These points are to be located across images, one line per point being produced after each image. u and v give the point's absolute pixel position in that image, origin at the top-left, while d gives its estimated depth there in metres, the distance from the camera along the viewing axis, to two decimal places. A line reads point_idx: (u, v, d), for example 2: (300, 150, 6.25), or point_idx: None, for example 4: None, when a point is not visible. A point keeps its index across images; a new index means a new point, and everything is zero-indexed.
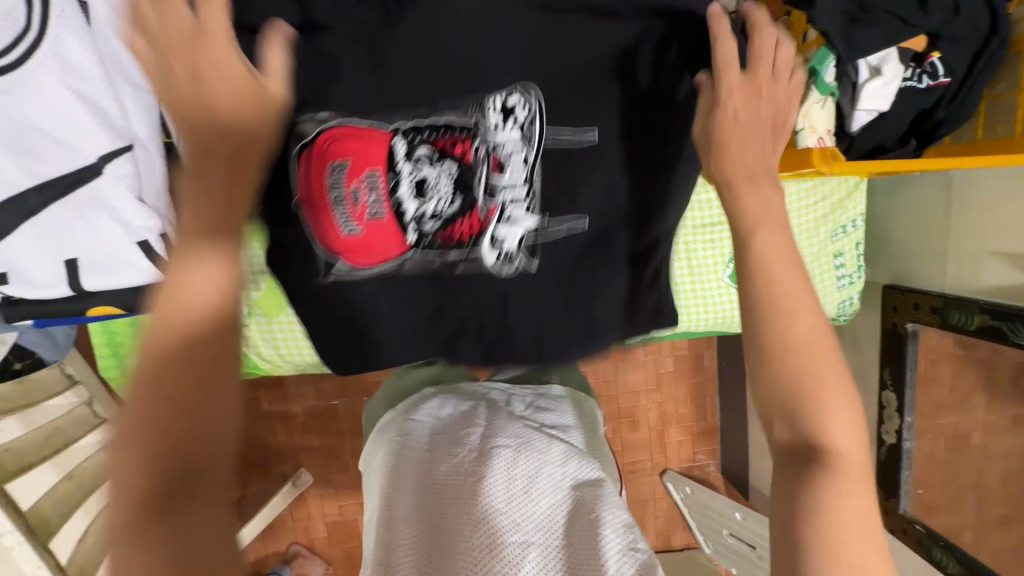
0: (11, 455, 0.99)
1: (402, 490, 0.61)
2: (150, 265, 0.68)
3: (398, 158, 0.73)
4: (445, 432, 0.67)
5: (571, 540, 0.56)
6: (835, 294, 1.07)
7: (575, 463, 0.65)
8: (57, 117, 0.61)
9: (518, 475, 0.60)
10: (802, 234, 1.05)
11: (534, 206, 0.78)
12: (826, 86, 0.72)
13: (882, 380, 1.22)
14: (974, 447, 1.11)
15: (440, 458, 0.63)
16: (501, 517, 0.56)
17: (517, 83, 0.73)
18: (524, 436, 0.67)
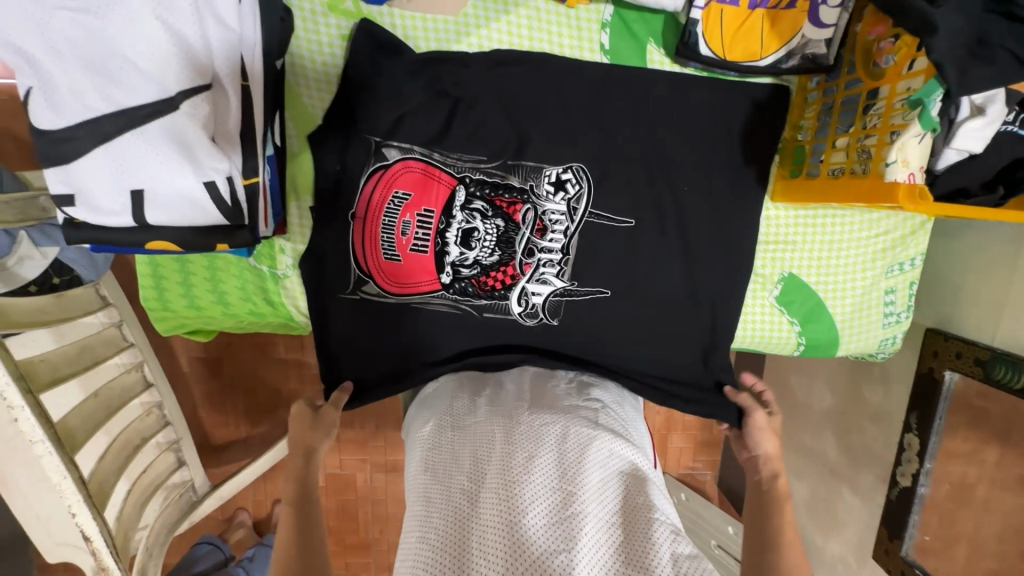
0: (46, 366, 0.98)
1: (460, 469, 0.69)
2: (216, 210, 0.69)
3: (454, 203, 0.92)
4: (496, 416, 0.76)
5: (622, 517, 0.63)
6: (878, 331, 1.04)
7: (616, 448, 0.72)
8: (145, 47, 0.62)
9: (565, 456, 0.68)
10: (854, 269, 1.02)
11: (567, 264, 0.95)
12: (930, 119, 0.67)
13: (907, 423, 1.21)
14: (974, 501, 1.10)
15: (493, 440, 0.71)
16: (553, 492, 0.63)
17: (574, 163, 0.93)
18: (569, 421, 0.74)
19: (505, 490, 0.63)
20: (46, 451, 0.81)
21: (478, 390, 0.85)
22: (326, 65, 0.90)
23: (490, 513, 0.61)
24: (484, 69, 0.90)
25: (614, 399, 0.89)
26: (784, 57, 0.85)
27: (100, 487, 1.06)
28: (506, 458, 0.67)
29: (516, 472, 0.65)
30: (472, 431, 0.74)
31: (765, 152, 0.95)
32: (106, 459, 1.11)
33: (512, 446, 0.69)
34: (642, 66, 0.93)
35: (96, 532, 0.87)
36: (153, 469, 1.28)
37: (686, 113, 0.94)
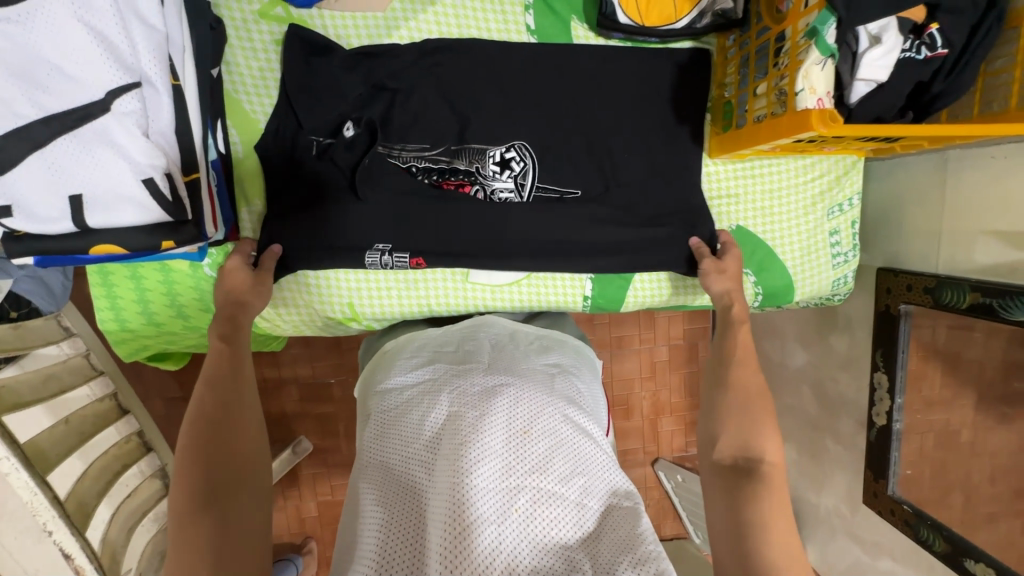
0: (7, 393, 1.02)
1: (413, 434, 0.71)
2: (157, 207, 0.69)
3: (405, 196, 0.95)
4: (451, 382, 0.77)
5: (561, 485, 0.66)
6: (830, 272, 1.08)
7: (566, 415, 0.74)
8: (70, 51, 0.63)
9: (513, 422, 0.69)
10: (797, 215, 1.06)
11: None
12: (826, 47, 0.72)
13: (875, 363, 1.25)
14: (960, 440, 1.12)
15: (446, 406, 0.72)
16: (497, 459, 0.65)
17: (515, 141, 0.97)
18: (522, 384, 0.76)
19: (452, 457, 0.65)
20: (12, 467, 0.90)
21: (433, 353, 0.87)
22: (263, 70, 0.92)
23: (438, 479, 0.64)
24: (415, 58, 0.93)
25: (570, 357, 0.91)
26: (697, 16, 0.90)
27: (79, 508, 1.06)
28: (458, 424, 0.69)
29: (465, 435, 0.67)
30: (426, 395, 0.75)
31: (696, 111, 1.00)
32: (81, 485, 1.09)
33: (462, 412, 0.71)
34: (569, 42, 0.97)
35: (77, 549, 0.99)
36: (137, 496, 1.24)
37: (616, 84, 0.98)
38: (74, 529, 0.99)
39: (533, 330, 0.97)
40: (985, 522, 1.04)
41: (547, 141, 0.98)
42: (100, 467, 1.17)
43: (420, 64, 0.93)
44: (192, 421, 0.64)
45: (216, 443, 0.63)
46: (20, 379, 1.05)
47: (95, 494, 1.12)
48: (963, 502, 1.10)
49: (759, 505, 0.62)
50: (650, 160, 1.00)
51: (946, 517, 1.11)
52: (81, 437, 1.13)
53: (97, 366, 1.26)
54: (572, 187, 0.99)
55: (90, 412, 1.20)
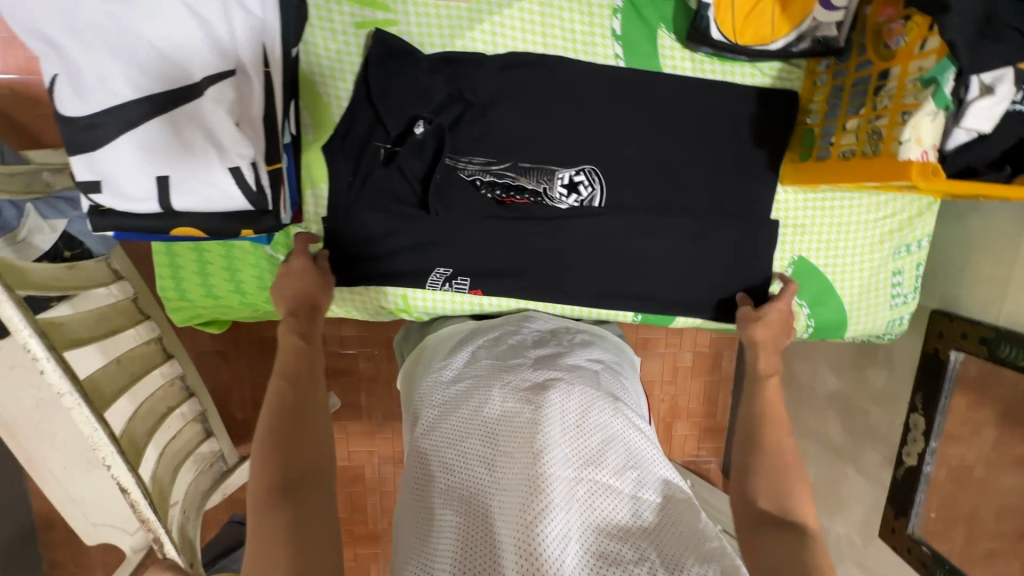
0: (65, 329, 1.06)
1: (470, 429, 0.72)
2: (240, 195, 0.69)
3: (468, 204, 0.96)
4: (502, 376, 0.78)
5: (617, 479, 0.66)
6: (886, 313, 1.06)
7: (615, 409, 0.74)
8: (169, 33, 0.62)
9: (567, 416, 0.70)
10: (863, 253, 1.04)
11: (580, 252, 1.00)
12: (942, 98, 0.69)
13: (913, 404, 1.24)
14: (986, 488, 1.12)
15: (500, 400, 0.73)
16: (557, 451, 0.66)
17: (583, 166, 0.97)
18: (571, 377, 0.77)
19: (512, 451, 0.67)
20: (75, 402, 0.95)
21: (482, 346, 0.88)
22: (340, 53, 0.90)
23: (502, 474, 0.65)
24: (496, 59, 0.92)
25: (612, 354, 0.92)
26: (796, 39, 0.85)
27: (131, 445, 1.11)
28: (514, 417, 0.70)
29: (524, 429, 0.68)
30: (478, 388, 0.77)
31: (775, 135, 0.97)
32: (134, 422, 1.16)
33: (516, 405, 0.72)
34: (653, 52, 0.93)
35: (132, 485, 1.01)
36: (181, 437, 1.34)
37: (696, 99, 0.95)
38: (130, 466, 1.01)
39: (574, 327, 0.97)
40: (981, 553, 1.10)
41: (617, 155, 0.97)
42: (147, 408, 1.23)
43: (500, 66, 0.92)
44: (263, 423, 0.67)
45: (287, 445, 0.65)
46: (78, 318, 1.10)
47: (143, 435, 1.16)
48: (981, 547, 1.11)
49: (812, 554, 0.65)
50: (719, 181, 0.99)
51: (954, 551, 1.15)
52: (133, 374, 1.20)
53: (144, 311, 1.31)
54: (636, 203, 0.99)
55: (138, 353, 1.26)
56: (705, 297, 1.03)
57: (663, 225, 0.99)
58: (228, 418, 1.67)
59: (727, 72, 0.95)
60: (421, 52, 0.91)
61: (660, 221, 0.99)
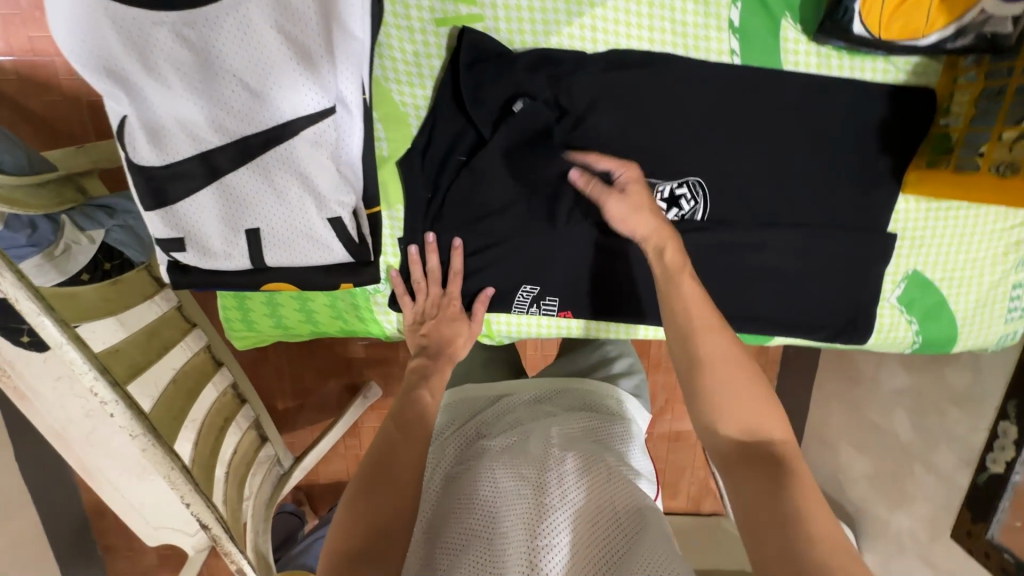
0: (121, 355, 0.97)
1: (473, 477, 0.64)
2: (340, 248, 0.60)
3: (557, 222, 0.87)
4: (507, 429, 0.71)
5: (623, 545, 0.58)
6: (1000, 326, 0.98)
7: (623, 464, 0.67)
8: (256, 65, 0.52)
9: (571, 499, 0.60)
10: (983, 266, 0.95)
11: None
12: None
13: (1003, 411, 1.20)
14: None
15: (503, 449, 0.67)
16: (565, 515, 0.58)
17: (687, 178, 0.87)
18: (581, 450, 0.66)
19: (513, 546, 0.56)
20: (147, 445, 0.88)
21: (484, 416, 0.75)
22: (418, 55, 0.79)
23: (506, 534, 0.57)
24: (596, 59, 0.80)
25: (633, 428, 0.79)
26: (953, 35, 0.74)
27: (203, 473, 1.06)
28: (520, 467, 0.63)
29: (533, 485, 0.61)
30: (481, 442, 0.69)
31: (904, 140, 0.86)
32: (200, 446, 1.09)
33: (517, 489, 0.61)
34: (774, 46, 0.81)
35: (212, 520, 0.97)
36: (240, 449, 1.28)
37: (816, 99, 0.85)
38: (207, 500, 0.97)
39: (587, 389, 0.83)
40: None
41: (724, 165, 0.87)
42: (209, 424, 1.17)
43: (600, 67, 0.80)
44: (360, 471, 0.61)
45: (375, 498, 0.58)
46: (132, 340, 1.00)
47: (209, 453, 1.11)
48: None
49: (799, 510, 0.53)
50: (834, 191, 0.89)
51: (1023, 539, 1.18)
52: (189, 393, 1.12)
53: (190, 319, 1.23)
54: (742, 218, 0.90)
55: (192, 367, 1.17)
56: (808, 315, 0.95)
57: (770, 240, 0.90)
58: (273, 414, 1.64)
59: (855, 69, 0.84)
60: (511, 52, 0.79)
61: (768, 236, 0.90)
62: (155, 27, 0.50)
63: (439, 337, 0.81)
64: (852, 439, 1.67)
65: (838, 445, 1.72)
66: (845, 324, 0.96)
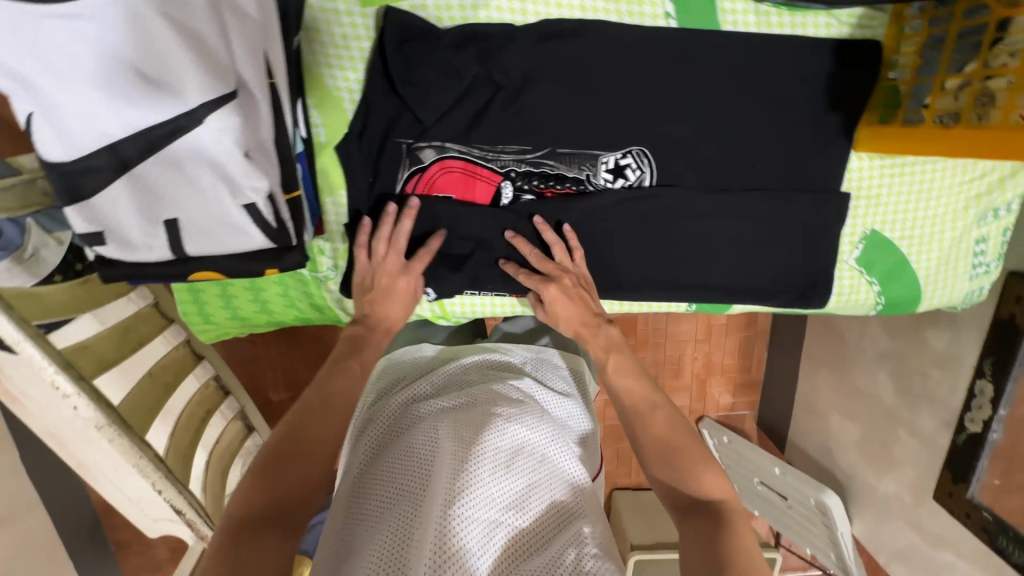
0: (89, 353, 0.97)
1: (415, 434, 0.66)
2: (260, 234, 0.61)
3: (502, 199, 0.87)
4: (456, 394, 0.74)
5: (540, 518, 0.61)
6: (965, 284, 0.95)
7: (554, 443, 0.70)
8: (146, 50, 0.51)
9: (501, 453, 0.63)
10: (945, 222, 0.93)
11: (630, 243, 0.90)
12: None
13: (980, 369, 1.18)
14: None
15: (448, 411, 0.69)
16: (492, 475, 0.60)
17: (631, 148, 0.86)
18: (519, 412, 0.70)
19: (436, 480, 0.59)
20: (112, 438, 0.91)
21: (431, 378, 0.79)
22: (347, 37, 0.78)
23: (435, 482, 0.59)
24: (527, 30, 0.79)
25: (573, 413, 0.81)
26: None
27: (180, 462, 1.09)
28: (461, 429, 0.65)
29: (467, 444, 0.63)
30: (428, 404, 0.72)
31: (853, 96, 0.84)
32: (178, 435, 1.12)
33: (450, 435, 0.64)
34: (710, 7, 0.80)
35: (186, 506, 1.02)
36: (224, 438, 1.31)
37: (759, 59, 0.83)
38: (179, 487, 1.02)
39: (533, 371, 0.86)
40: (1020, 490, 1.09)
41: (669, 133, 0.85)
42: (187, 416, 1.18)
43: (532, 38, 0.79)
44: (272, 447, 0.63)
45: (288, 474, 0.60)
46: (101, 337, 1.00)
47: (187, 444, 1.14)
48: None
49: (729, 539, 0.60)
50: (785, 153, 0.87)
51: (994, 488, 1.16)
52: (165, 388, 1.15)
53: (166, 316, 1.25)
54: (691, 185, 0.88)
55: (168, 361, 1.20)
56: (767, 281, 0.94)
57: (722, 207, 0.89)
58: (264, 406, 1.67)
59: (797, 25, 0.82)
60: (439, 28, 0.78)
61: (719, 203, 0.89)
62: (17, 16, 0.46)
63: (378, 304, 0.80)
64: (840, 406, 1.66)
65: (826, 413, 1.71)
66: (805, 288, 0.94)
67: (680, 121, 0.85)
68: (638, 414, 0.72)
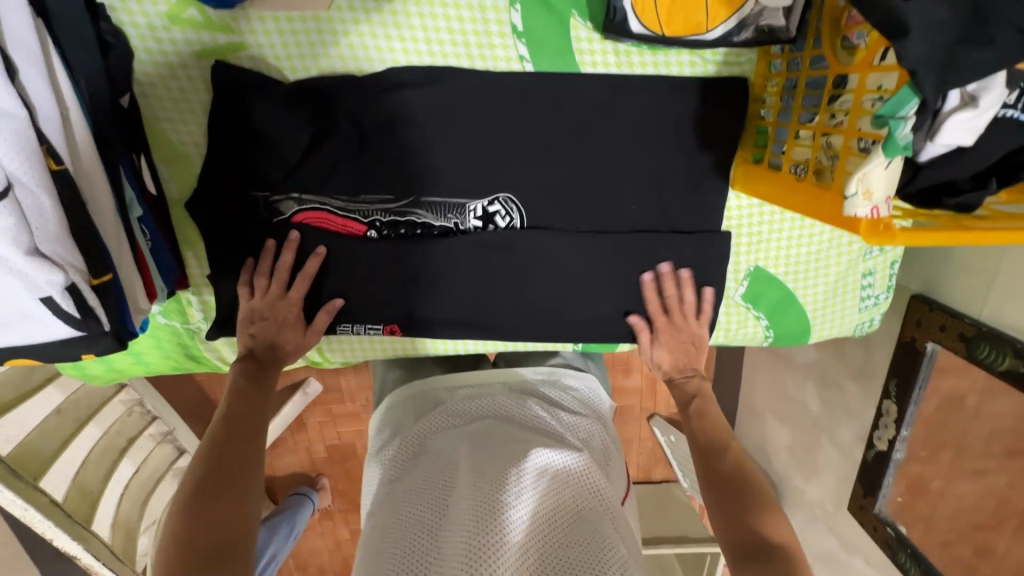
0: None
1: (438, 468, 0.67)
2: (62, 323, 0.59)
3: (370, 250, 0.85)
4: (477, 425, 0.73)
5: (568, 539, 0.59)
6: (855, 316, 0.95)
7: (583, 466, 0.68)
8: None
9: (526, 483, 0.63)
10: (832, 257, 0.91)
11: (509, 290, 0.88)
12: (896, 143, 0.51)
13: (885, 389, 1.09)
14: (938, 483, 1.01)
15: (471, 443, 0.69)
16: (518, 505, 0.60)
17: (498, 195, 0.83)
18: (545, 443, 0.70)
19: (460, 509, 0.60)
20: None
21: (441, 408, 0.78)
22: (186, 92, 0.75)
23: (459, 512, 0.59)
24: (373, 83, 0.76)
25: (603, 435, 0.79)
26: (735, 27, 0.68)
27: (81, 498, 1.10)
28: (488, 460, 0.65)
29: (495, 475, 0.63)
30: (453, 435, 0.72)
31: (725, 136, 0.81)
32: (86, 469, 1.13)
33: (471, 465, 0.65)
34: (564, 49, 0.77)
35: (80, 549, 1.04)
36: (151, 461, 1.29)
37: (626, 100, 0.79)
38: (74, 533, 1.05)
39: (556, 395, 0.84)
40: (967, 475, 0.95)
41: (536, 179, 0.82)
42: (101, 447, 1.18)
43: (379, 88, 0.76)
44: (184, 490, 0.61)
45: (205, 511, 0.59)
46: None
47: (97, 478, 1.15)
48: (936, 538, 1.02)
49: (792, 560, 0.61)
50: (662, 194, 0.84)
51: (936, 472, 1.00)
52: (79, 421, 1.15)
53: None
54: (565, 229, 0.85)
55: (86, 391, 1.19)
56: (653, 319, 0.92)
57: (600, 251, 0.86)
58: None
59: (660, 64, 0.79)
60: (282, 80, 0.75)
61: (596, 246, 0.86)
62: None
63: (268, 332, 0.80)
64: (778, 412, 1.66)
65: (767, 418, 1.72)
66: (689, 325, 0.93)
67: (546, 167, 0.82)
68: (703, 453, 0.75)
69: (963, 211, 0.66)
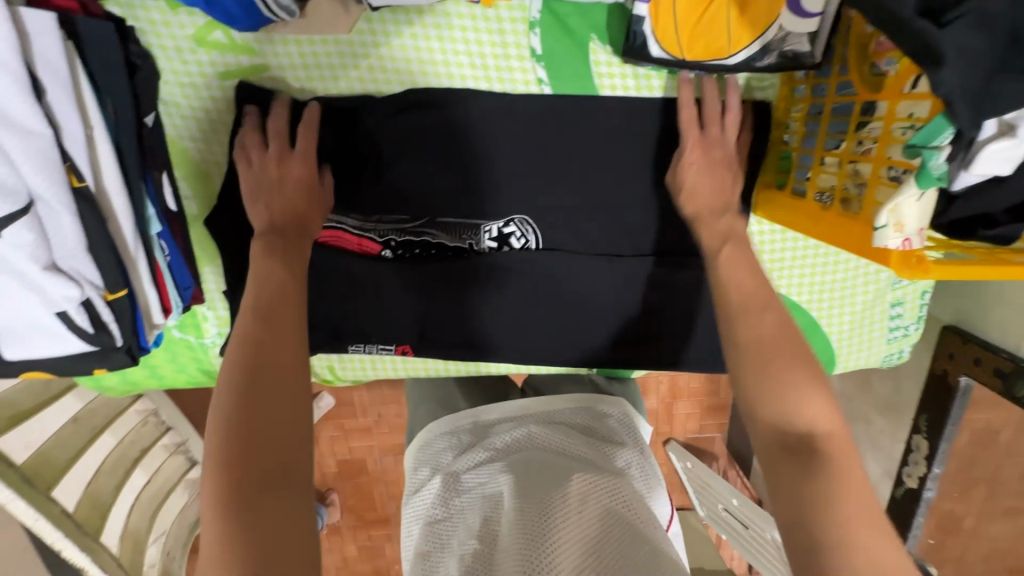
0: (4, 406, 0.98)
1: (477, 507, 0.62)
2: (77, 338, 0.61)
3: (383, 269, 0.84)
4: (511, 454, 0.69)
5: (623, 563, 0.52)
6: (881, 347, 0.92)
7: (628, 493, 0.62)
8: None
9: (570, 508, 0.57)
10: (857, 286, 0.88)
11: (522, 312, 0.87)
12: (930, 173, 0.49)
13: (914, 424, 1.01)
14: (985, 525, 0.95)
15: (506, 472, 0.64)
16: (564, 531, 0.54)
17: (513, 217, 0.82)
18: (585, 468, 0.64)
19: (504, 548, 0.55)
20: (8, 498, 0.92)
21: (477, 440, 0.74)
22: (208, 112, 0.76)
23: (502, 552, 0.55)
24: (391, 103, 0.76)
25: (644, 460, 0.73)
26: (759, 51, 0.67)
27: (94, 509, 1.09)
28: (525, 488, 0.60)
29: (534, 504, 0.58)
30: (488, 466, 0.67)
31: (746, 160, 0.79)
32: (99, 479, 1.13)
33: (510, 498, 0.60)
34: (583, 72, 0.76)
35: (89, 562, 1.02)
36: (161, 474, 1.29)
37: (645, 122, 0.78)
38: (82, 543, 1.02)
39: (593, 417, 0.78)
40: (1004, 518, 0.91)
41: (552, 200, 0.81)
42: (115, 459, 1.17)
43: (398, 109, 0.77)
44: (230, 384, 0.50)
45: (260, 412, 0.48)
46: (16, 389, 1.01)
47: (111, 489, 1.14)
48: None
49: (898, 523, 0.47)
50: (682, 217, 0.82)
51: (967, 511, 0.96)
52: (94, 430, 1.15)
53: None
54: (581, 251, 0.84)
55: (101, 401, 1.20)
56: (670, 345, 0.89)
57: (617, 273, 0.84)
58: None
59: (680, 87, 0.78)
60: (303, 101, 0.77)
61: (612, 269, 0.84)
62: None
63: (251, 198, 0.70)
64: None
65: None
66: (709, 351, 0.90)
67: (563, 188, 0.81)
68: (756, 318, 0.58)
69: (1000, 243, 0.63)
